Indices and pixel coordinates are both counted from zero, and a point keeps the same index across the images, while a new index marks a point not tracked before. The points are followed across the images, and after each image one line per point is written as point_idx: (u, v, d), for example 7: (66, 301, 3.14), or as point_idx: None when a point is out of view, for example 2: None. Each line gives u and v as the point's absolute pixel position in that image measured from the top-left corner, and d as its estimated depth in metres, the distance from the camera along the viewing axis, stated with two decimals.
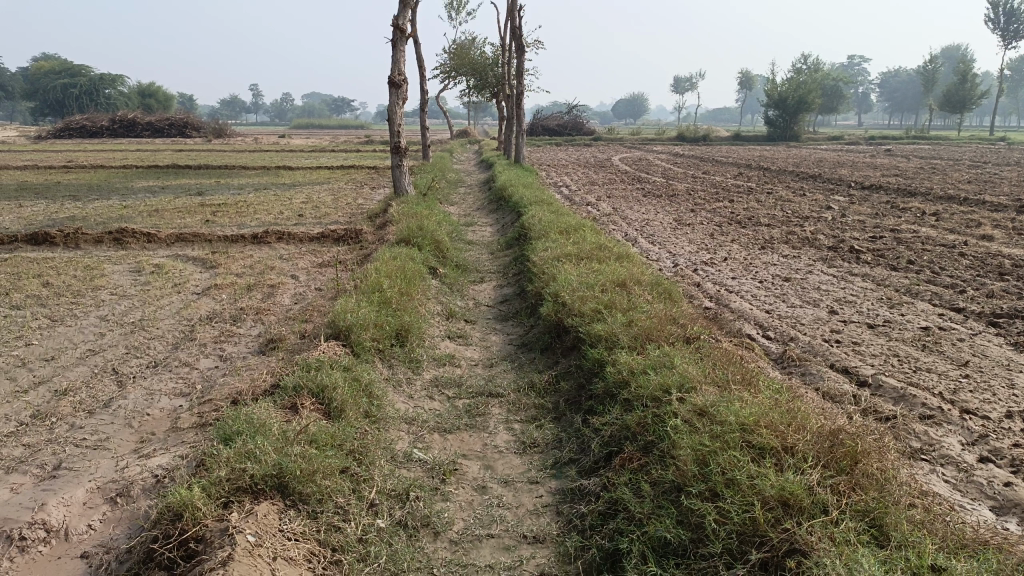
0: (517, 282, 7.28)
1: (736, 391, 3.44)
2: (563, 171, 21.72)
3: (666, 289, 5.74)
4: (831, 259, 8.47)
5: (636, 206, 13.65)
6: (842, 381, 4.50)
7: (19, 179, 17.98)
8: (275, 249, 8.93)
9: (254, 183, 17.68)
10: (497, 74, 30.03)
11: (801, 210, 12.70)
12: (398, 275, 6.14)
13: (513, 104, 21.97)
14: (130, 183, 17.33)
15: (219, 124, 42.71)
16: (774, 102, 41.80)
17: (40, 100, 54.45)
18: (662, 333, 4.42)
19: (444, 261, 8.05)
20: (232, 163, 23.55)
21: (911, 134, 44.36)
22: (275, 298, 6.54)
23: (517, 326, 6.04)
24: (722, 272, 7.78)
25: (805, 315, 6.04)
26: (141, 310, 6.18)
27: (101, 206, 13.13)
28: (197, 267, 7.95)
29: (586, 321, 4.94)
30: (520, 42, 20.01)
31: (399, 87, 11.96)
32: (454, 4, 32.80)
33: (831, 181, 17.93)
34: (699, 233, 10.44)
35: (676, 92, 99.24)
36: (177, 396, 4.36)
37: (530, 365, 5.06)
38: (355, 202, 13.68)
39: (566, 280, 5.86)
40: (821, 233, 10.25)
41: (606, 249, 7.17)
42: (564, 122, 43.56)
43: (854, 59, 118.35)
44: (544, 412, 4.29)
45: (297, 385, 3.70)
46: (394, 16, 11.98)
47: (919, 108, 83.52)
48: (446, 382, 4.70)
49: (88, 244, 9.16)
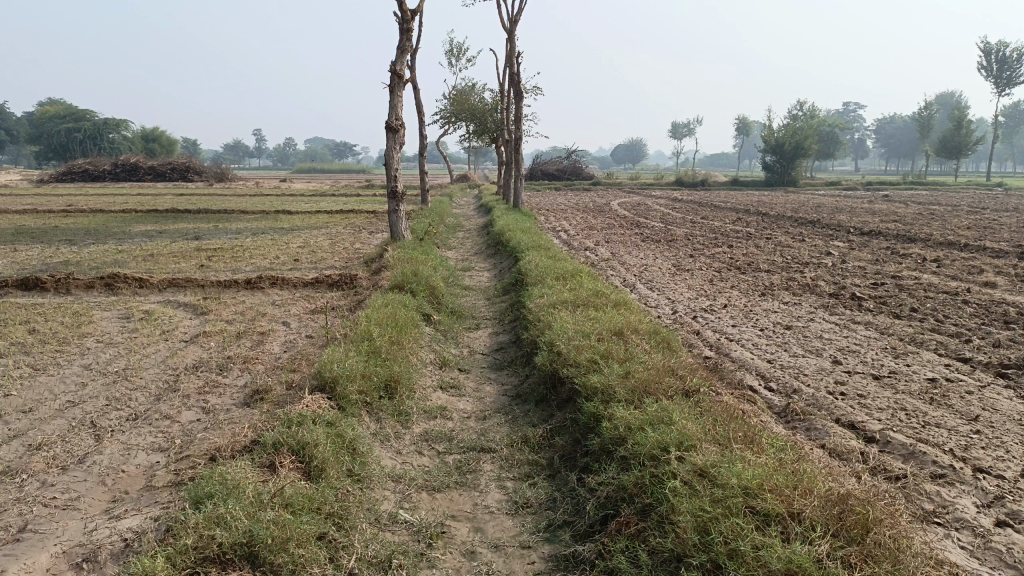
0: (512, 330, 7.13)
1: (739, 450, 3.26)
2: (562, 215, 21.72)
3: (664, 338, 5.60)
4: (833, 306, 8.34)
5: (634, 251, 13.58)
6: (848, 438, 4.33)
7: (17, 223, 17.96)
8: (268, 295, 8.80)
9: (251, 227, 17.64)
10: (497, 120, 30.30)
11: (801, 255, 12.61)
12: (389, 322, 6.00)
13: (512, 149, 22.06)
14: (128, 227, 17.29)
15: (220, 168, 43.02)
16: (772, 148, 42.11)
17: (44, 144, 54.98)
18: (660, 386, 4.26)
19: (439, 308, 7.91)
20: (232, 207, 23.59)
21: (908, 179, 44.66)
22: (264, 345, 6.38)
23: (512, 375, 5.88)
24: (722, 319, 7.65)
25: (808, 366, 5.89)
26: (126, 359, 6.02)
27: (96, 250, 13.04)
28: (188, 313, 7.81)
29: (582, 372, 4.78)
30: (519, 88, 20.19)
31: (397, 133, 11.97)
32: (454, 52, 33.25)
33: (830, 226, 17.88)
34: (698, 279, 10.33)
35: (674, 138, 100.32)
36: (155, 451, 4.18)
37: (524, 418, 4.89)
38: (352, 246, 13.60)
39: (562, 329, 5.71)
40: (823, 279, 10.14)
41: (603, 296, 7.04)
42: (563, 167, 43.87)
43: (850, 106, 119.93)
44: (537, 469, 4.10)
45: (277, 441, 3.53)
46: (392, 62, 12.05)
47: (915, 153, 84.25)
48: (436, 436, 4.52)
49: (78, 290, 9.04)
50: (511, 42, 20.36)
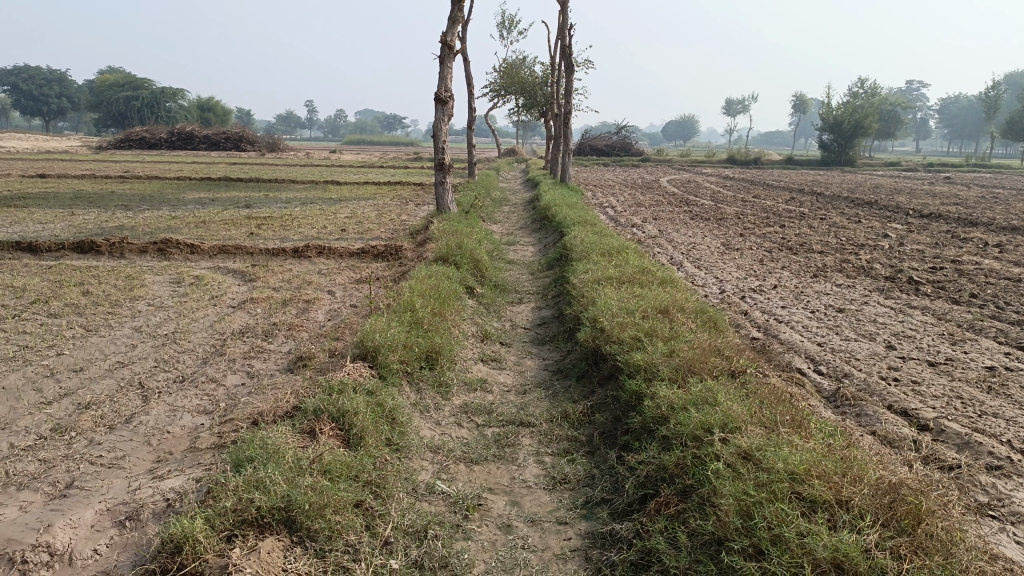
0: (556, 305, 7.07)
1: (786, 434, 3.16)
2: (609, 192, 21.48)
3: (711, 317, 5.48)
4: (889, 290, 8.09)
5: (682, 229, 13.36)
6: (901, 426, 4.18)
7: (76, 187, 18.44)
8: (314, 264, 8.87)
9: (301, 196, 17.84)
10: (547, 93, 30.00)
11: (856, 237, 12.25)
12: (432, 294, 5.99)
13: (561, 123, 21.83)
14: (181, 194, 17.63)
15: (272, 138, 43.57)
16: (829, 126, 40.92)
17: (104, 112, 56.36)
18: (705, 366, 4.16)
19: (483, 281, 7.88)
20: (282, 176, 23.89)
21: (972, 162, 43.02)
22: (309, 313, 6.43)
23: (554, 350, 5.83)
24: (772, 300, 7.48)
25: (860, 351, 5.71)
26: (175, 322, 6.13)
27: (150, 216, 13.32)
28: (236, 279, 7.93)
29: (625, 349, 4.71)
30: (570, 61, 19.91)
31: (446, 104, 11.91)
32: (506, 24, 32.92)
33: (888, 208, 17.33)
34: (748, 259, 10.13)
35: (727, 115, 98.28)
36: (199, 413, 4.25)
37: (565, 394, 4.84)
38: (398, 218, 13.64)
39: (606, 305, 5.63)
40: (878, 262, 9.83)
41: (649, 273, 6.92)
42: (612, 142, 43.35)
43: (913, 85, 115.93)
44: (577, 445, 4.06)
45: (318, 408, 3.54)
46: (442, 33, 11.96)
47: (980, 134, 81.12)
48: (476, 409, 4.51)
49: (132, 254, 9.24)
50: (563, 14, 20.07)
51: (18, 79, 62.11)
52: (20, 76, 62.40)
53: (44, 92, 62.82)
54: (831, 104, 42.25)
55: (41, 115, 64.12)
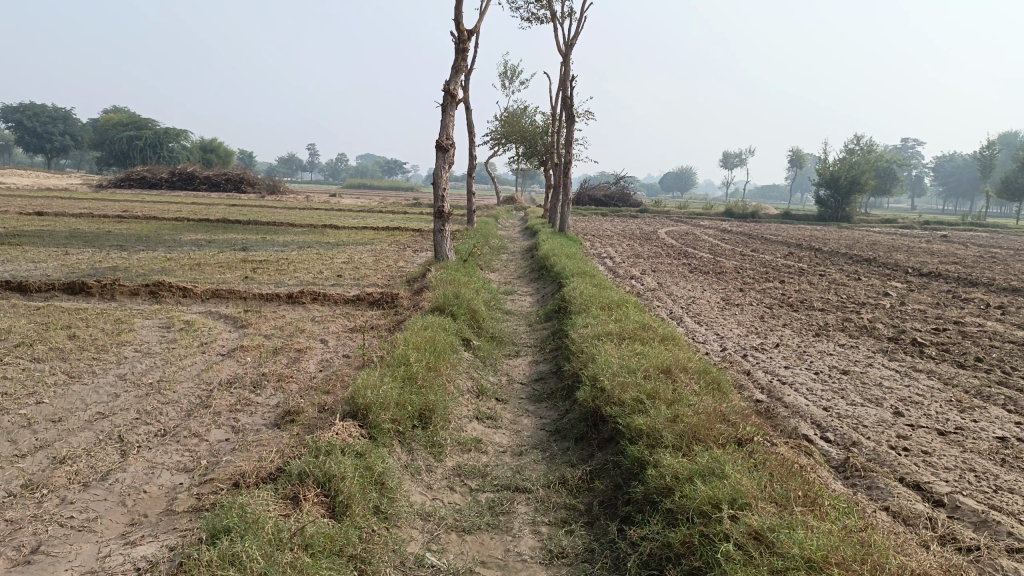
0: (554, 359, 6.90)
1: (799, 513, 2.98)
2: (608, 242, 21.46)
3: (714, 379, 5.31)
4: (893, 351, 7.94)
5: (682, 282, 13.26)
6: (914, 500, 3.99)
7: (73, 226, 18.36)
8: (308, 311, 8.71)
9: (298, 240, 17.76)
10: (547, 143, 30.23)
11: (857, 295, 12.15)
12: (428, 347, 5.82)
13: (561, 173, 21.94)
14: (178, 235, 17.54)
15: (272, 180, 43.77)
16: (826, 182, 41.25)
17: (106, 151, 56.78)
18: (710, 433, 3.98)
19: (479, 332, 7.72)
20: (280, 219, 23.86)
21: (968, 220, 43.29)
22: (300, 363, 6.25)
23: (551, 408, 5.64)
24: (774, 359, 7.32)
25: (867, 417, 5.53)
26: (161, 371, 5.94)
27: (145, 257, 13.19)
28: (227, 325, 7.77)
29: (627, 412, 4.52)
30: (570, 112, 20.07)
31: (447, 152, 11.90)
32: (508, 74, 33.35)
33: (887, 265, 17.30)
34: (748, 315, 10.00)
35: (724, 168, 99.33)
36: (180, 472, 4.05)
37: (563, 457, 4.64)
38: (396, 264, 13.53)
39: (606, 363, 5.46)
40: (880, 322, 9.70)
41: (650, 329, 6.77)
42: (611, 193, 43.62)
43: (907, 143, 117.55)
44: (575, 514, 3.86)
45: (303, 471, 3.35)
46: (445, 82, 12.01)
47: (974, 193, 81.99)
48: (470, 472, 4.30)
49: (123, 296, 9.08)
50: (565, 66, 20.27)
51: (23, 115, 62.57)
52: (25, 113, 62.90)
53: (48, 130, 63.27)
54: (828, 160, 42.67)
55: (44, 152, 64.52)
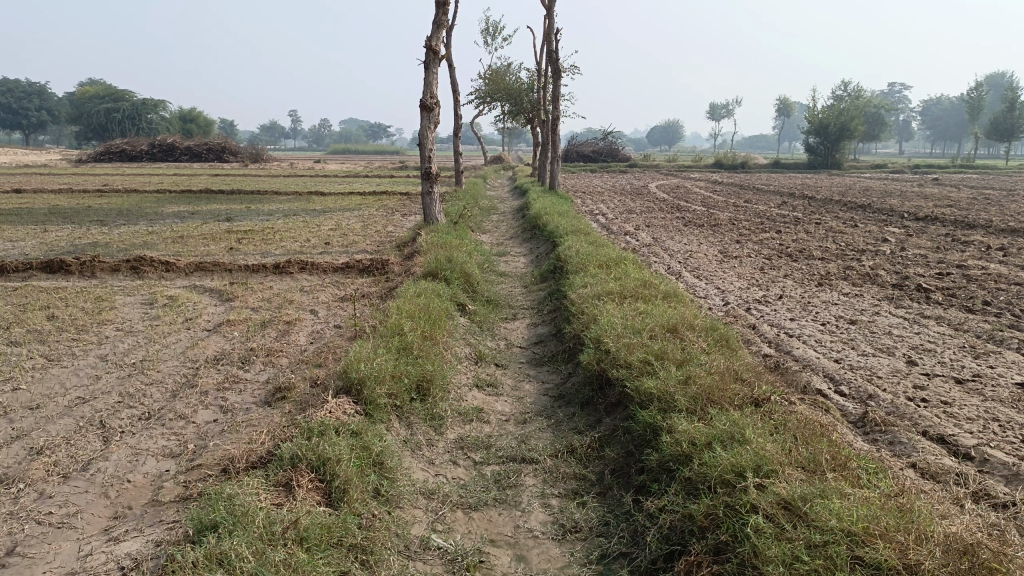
0: (553, 321, 6.67)
1: (832, 480, 2.79)
2: (599, 198, 21.12)
3: (722, 335, 5.10)
4: (899, 298, 7.75)
5: (677, 236, 13.00)
6: (941, 455, 3.80)
7: (52, 203, 17.90)
8: (297, 281, 8.42)
9: (284, 208, 17.36)
10: (533, 100, 29.68)
11: (855, 242, 11.94)
12: (422, 314, 5.56)
13: (549, 130, 21.47)
14: (160, 208, 17.11)
15: (255, 149, 43.02)
16: (815, 129, 40.82)
17: (84, 125, 55.69)
18: (726, 394, 3.77)
19: (474, 297, 7.46)
20: (265, 188, 23.40)
21: (958, 163, 42.96)
22: (289, 336, 6.00)
23: (553, 373, 5.43)
24: (779, 311, 7.12)
25: (881, 368, 5.33)
26: (144, 350, 5.68)
27: (127, 231, 12.83)
28: (213, 299, 7.49)
29: (635, 375, 4.30)
30: (556, 67, 19.57)
31: (432, 112, 11.51)
32: (491, 31, 32.60)
33: (882, 211, 17.08)
34: (748, 266, 9.78)
35: (712, 119, 98.41)
36: (165, 458, 3.81)
37: (569, 424, 4.44)
38: (384, 229, 13.22)
39: (609, 323, 5.23)
40: (882, 268, 9.50)
41: (651, 286, 6.54)
42: (599, 148, 43.10)
43: (894, 88, 116.78)
44: (587, 485, 3.66)
45: (295, 455, 3.12)
46: (427, 38, 11.57)
47: (963, 135, 81.66)
48: (472, 444, 4.09)
49: (104, 273, 8.76)
50: (549, 19, 19.73)
51: None
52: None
53: (24, 106, 61.92)
54: (816, 107, 42.20)
55: (21, 128, 63.30)
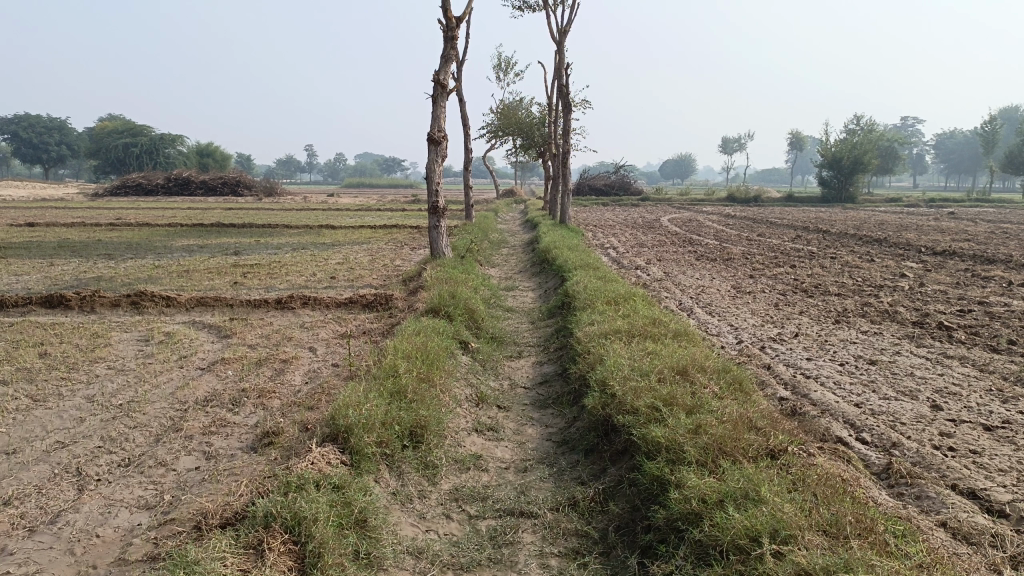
0: (559, 360, 6.42)
1: (858, 549, 2.52)
2: (610, 232, 20.95)
3: (735, 378, 4.84)
4: (920, 337, 7.45)
5: (689, 270, 12.76)
6: (973, 512, 3.50)
7: (61, 236, 17.90)
8: (298, 317, 8.22)
9: (292, 242, 17.27)
10: (544, 134, 29.70)
11: (871, 277, 11.66)
12: (420, 353, 5.33)
13: (559, 163, 21.41)
14: (169, 241, 17.04)
15: (269, 183, 43.29)
16: (828, 163, 40.65)
17: (102, 159, 56.37)
18: (739, 445, 3.50)
19: (478, 334, 7.23)
20: (275, 221, 23.38)
21: (974, 197, 42.59)
22: (284, 376, 5.78)
23: (557, 416, 5.17)
24: (795, 350, 6.84)
25: (904, 413, 5.05)
26: (132, 390, 5.47)
27: (132, 265, 12.72)
28: (211, 336, 7.29)
29: (642, 422, 4.04)
30: (567, 101, 19.54)
31: (439, 145, 11.40)
32: (502, 67, 32.80)
33: (898, 245, 16.81)
34: (762, 303, 9.51)
35: (724, 153, 98.56)
36: (140, 510, 3.58)
37: (572, 474, 4.17)
38: (391, 263, 13.06)
39: (615, 364, 4.98)
40: (901, 305, 9.21)
41: (661, 324, 6.28)
42: (611, 182, 43.06)
43: (908, 122, 116.81)
44: (589, 543, 3.38)
45: (270, 513, 2.88)
46: (435, 72, 11.51)
47: (978, 169, 81.33)
48: (468, 496, 3.83)
49: (103, 308, 8.60)
50: (560, 53, 19.75)
51: (17, 127, 62.05)
52: (19, 124, 62.37)
53: (44, 140, 62.84)
54: (829, 141, 42.10)
55: (41, 163, 64.14)
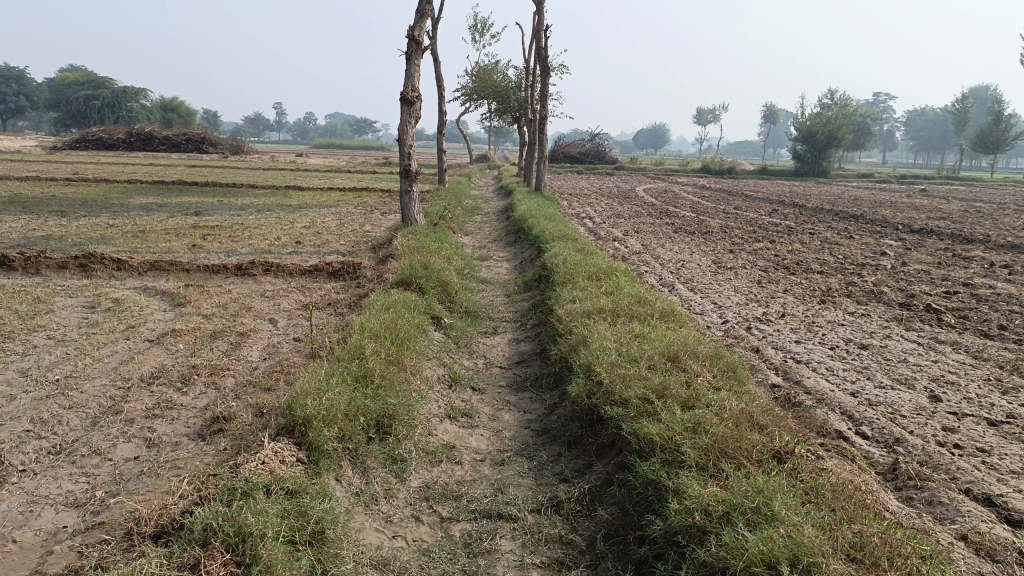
0: (537, 338, 6.04)
1: None
2: (585, 201, 20.52)
3: (729, 365, 4.50)
4: (909, 320, 7.20)
5: (667, 243, 12.42)
6: (992, 522, 3.21)
7: (12, 191, 17.01)
8: (259, 284, 7.72)
9: (257, 203, 16.59)
10: (520, 98, 29.02)
11: (853, 255, 11.42)
12: (389, 331, 4.90)
13: (536, 129, 20.86)
14: (127, 199, 16.25)
15: (235, 140, 42.06)
16: (802, 137, 40.49)
17: (61, 111, 54.40)
18: (742, 445, 3.16)
19: (451, 307, 6.82)
20: (241, 181, 22.56)
21: (944, 175, 42.77)
22: (240, 351, 5.32)
23: (536, 401, 4.80)
24: (782, 332, 6.53)
25: (902, 404, 4.76)
26: (71, 364, 4.98)
27: (85, 224, 12.01)
28: (163, 303, 6.78)
29: (632, 415, 3.68)
30: (545, 64, 18.95)
31: (413, 105, 10.84)
32: (479, 27, 31.95)
33: (875, 222, 16.63)
34: (744, 280, 9.20)
35: (699, 124, 98.26)
36: (67, 508, 3.15)
37: (554, 469, 3.81)
38: (361, 229, 12.54)
39: (601, 348, 4.61)
40: (885, 285, 8.96)
41: (647, 303, 5.92)
42: (585, 150, 42.52)
43: (880, 98, 117.45)
44: (574, 553, 3.02)
45: (209, 527, 2.48)
46: (409, 28, 10.90)
47: (946, 146, 82.09)
48: (440, 495, 3.45)
49: (48, 271, 8.01)
50: (539, 15, 19.09)
51: None
52: None
53: (1, 90, 60.32)
54: (804, 114, 41.89)
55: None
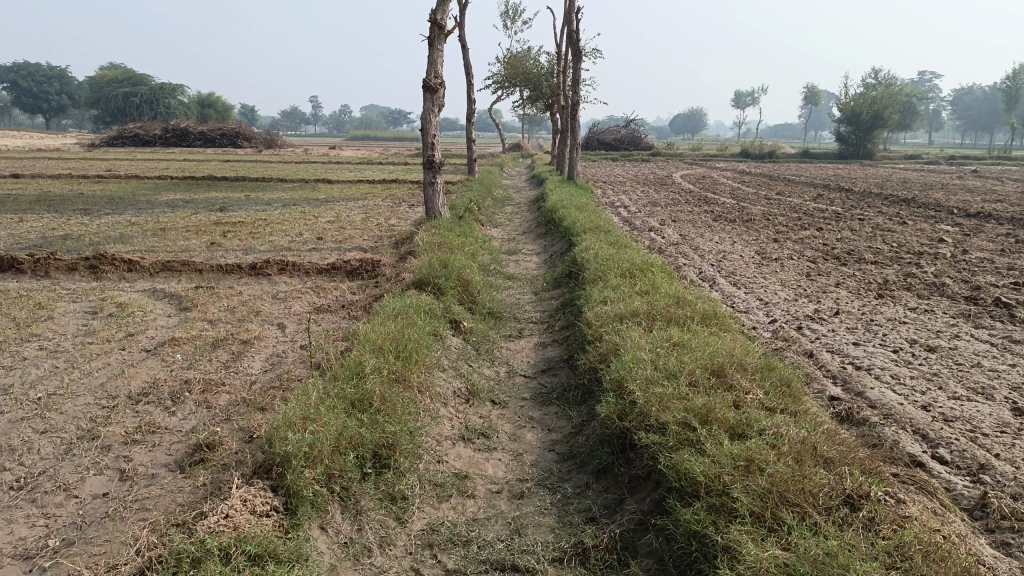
0: (564, 343, 5.51)
1: None
2: (621, 189, 19.85)
3: (782, 379, 3.91)
4: (977, 316, 6.50)
5: (706, 233, 11.75)
6: None
7: (43, 189, 16.91)
8: (273, 285, 7.32)
9: (284, 197, 16.27)
10: (553, 85, 28.31)
11: (909, 242, 10.62)
12: (397, 342, 4.42)
13: (568, 114, 20.20)
14: (154, 196, 16.03)
15: (269, 134, 42.01)
16: (846, 118, 39.03)
17: (102, 108, 55.14)
18: (806, 489, 2.61)
19: (472, 309, 6.33)
20: (271, 175, 22.35)
21: (996, 155, 40.91)
22: (240, 363, 4.89)
23: (563, 418, 4.27)
24: (837, 332, 5.90)
25: (983, 420, 4.12)
26: (57, 380, 4.59)
27: (106, 223, 11.74)
28: (169, 307, 6.40)
29: (671, 444, 3.15)
30: (577, 48, 18.30)
31: (436, 93, 10.33)
32: (510, 13, 31.32)
33: (927, 206, 15.68)
34: (792, 272, 8.53)
35: (736, 107, 95.97)
36: (12, 562, 2.71)
37: (581, 504, 3.29)
38: (386, 223, 12.09)
39: (634, 361, 4.06)
40: (948, 276, 8.20)
41: (685, 303, 5.35)
42: (620, 136, 41.64)
43: (925, 77, 113.91)
44: None
45: None
46: (432, 11, 10.39)
47: (995, 124, 79.02)
48: (445, 540, 2.94)
49: (57, 273, 7.70)
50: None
51: (16, 75, 60.30)
52: (19, 72, 60.81)
53: (44, 90, 61.30)
54: (848, 95, 40.40)
55: (42, 113, 62.80)
